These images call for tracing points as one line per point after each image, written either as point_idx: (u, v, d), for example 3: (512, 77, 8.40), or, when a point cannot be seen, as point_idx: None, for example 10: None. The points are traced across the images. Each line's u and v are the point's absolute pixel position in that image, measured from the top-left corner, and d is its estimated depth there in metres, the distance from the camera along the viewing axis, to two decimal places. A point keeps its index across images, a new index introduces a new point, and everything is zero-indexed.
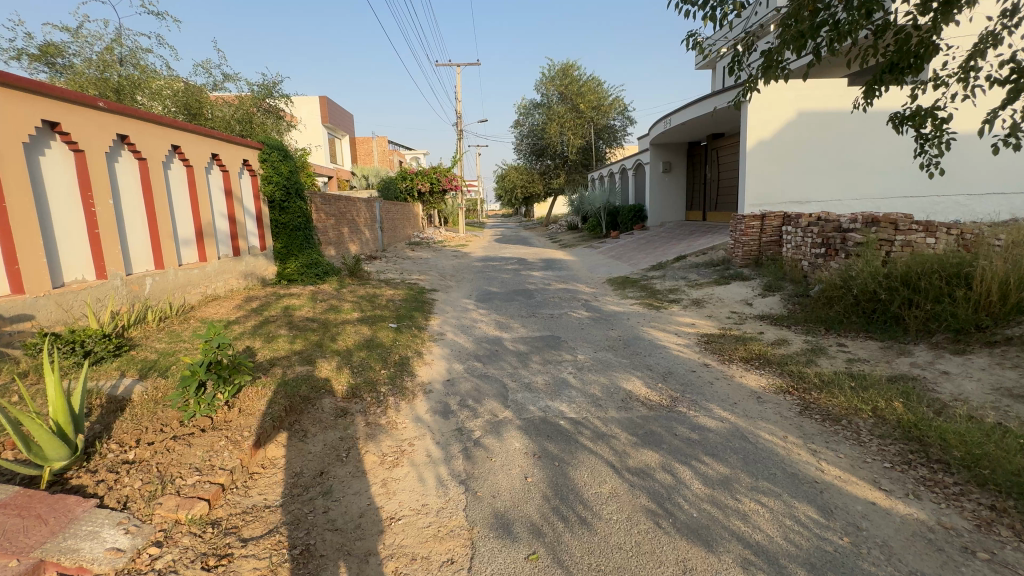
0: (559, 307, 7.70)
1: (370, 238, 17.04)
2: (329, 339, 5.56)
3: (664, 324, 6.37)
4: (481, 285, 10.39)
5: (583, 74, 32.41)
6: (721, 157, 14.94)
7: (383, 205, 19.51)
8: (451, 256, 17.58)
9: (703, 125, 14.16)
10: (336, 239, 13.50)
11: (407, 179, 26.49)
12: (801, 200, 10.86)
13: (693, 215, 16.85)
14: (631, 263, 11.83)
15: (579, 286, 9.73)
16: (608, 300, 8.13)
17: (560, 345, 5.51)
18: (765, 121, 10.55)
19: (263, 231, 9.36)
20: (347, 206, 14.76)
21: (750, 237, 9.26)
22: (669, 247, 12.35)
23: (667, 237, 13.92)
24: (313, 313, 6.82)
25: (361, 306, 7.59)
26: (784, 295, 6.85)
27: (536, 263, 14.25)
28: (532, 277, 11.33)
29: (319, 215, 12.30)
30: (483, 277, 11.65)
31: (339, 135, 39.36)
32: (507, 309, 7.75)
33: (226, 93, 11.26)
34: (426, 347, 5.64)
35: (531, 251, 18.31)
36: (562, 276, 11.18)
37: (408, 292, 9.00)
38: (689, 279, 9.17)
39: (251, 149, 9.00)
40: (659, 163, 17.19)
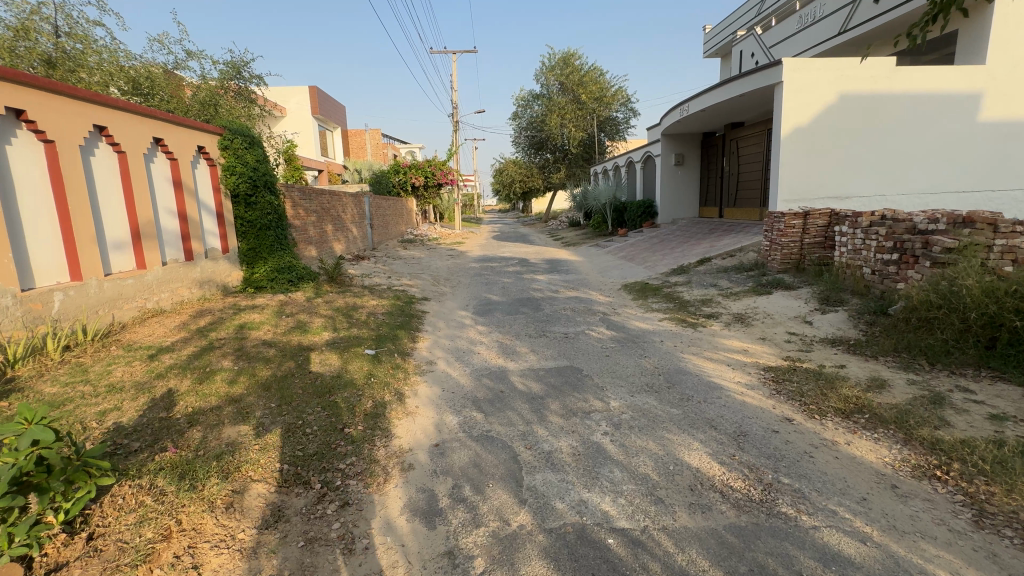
0: (573, 323, 6.44)
1: (358, 237, 15.72)
2: (283, 376, 4.27)
3: (709, 350, 5.10)
4: (479, 292, 9.14)
5: (585, 63, 31.02)
6: (741, 149, 13.65)
7: (373, 200, 18.18)
8: (446, 255, 16.29)
9: (722, 114, 12.86)
10: (318, 238, 12.20)
11: (400, 172, 25.14)
12: (842, 196, 9.62)
13: (708, 211, 15.59)
14: (647, 265, 10.58)
15: (592, 294, 8.48)
16: (630, 314, 6.88)
17: (584, 384, 4.24)
18: (803, 107, 9.27)
19: (225, 230, 8.02)
20: (331, 201, 13.41)
21: (790, 238, 8.03)
22: (688, 247, 11.10)
23: (684, 236, 12.66)
24: (274, 335, 5.53)
25: (336, 323, 6.30)
26: (851, 311, 5.61)
27: (539, 264, 12.97)
28: (537, 282, 10.07)
29: (297, 211, 10.97)
30: (481, 282, 10.39)
31: (331, 127, 37.91)
32: (511, 325, 6.48)
33: (188, 73, 9.89)
34: (410, 385, 4.36)
35: (532, 249, 17.03)
36: (570, 281, 9.92)
37: (395, 302, 7.71)
38: (720, 287, 7.93)
39: (207, 134, 7.64)
40: (670, 156, 15.92)
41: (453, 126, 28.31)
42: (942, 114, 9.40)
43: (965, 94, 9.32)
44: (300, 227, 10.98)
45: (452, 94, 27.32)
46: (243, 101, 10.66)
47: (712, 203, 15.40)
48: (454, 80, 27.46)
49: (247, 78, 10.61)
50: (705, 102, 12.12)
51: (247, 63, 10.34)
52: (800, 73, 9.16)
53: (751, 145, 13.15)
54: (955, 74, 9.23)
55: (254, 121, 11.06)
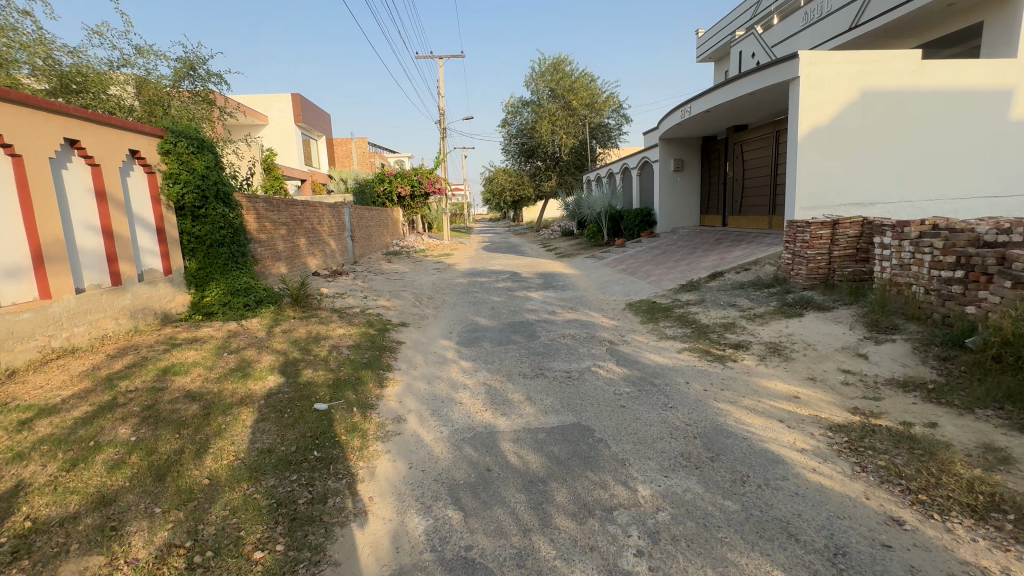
0: (575, 356, 5.39)
1: (336, 250, 14.59)
2: (191, 453, 3.14)
3: (749, 396, 4.06)
4: (465, 314, 8.09)
5: (575, 69, 30.36)
6: (745, 153, 12.81)
7: (354, 210, 17.08)
8: (432, 269, 15.21)
9: (725, 116, 12.00)
10: (288, 254, 11.08)
11: (385, 181, 24.03)
12: (865, 203, 8.72)
13: (710, 219, 14.70)
14: (651, 281, 9.59)
15: (594, 316, 7.46)
16: (641, 343, 5.84)
17: (598, 456, 3.17)
18: (821, 105, 8.39)
19: (168, 248, 6.88)
20: (304, 212, 12.30)
21: (817, 250, 7.08)
22: (695, 260, 10.15)
23: (687, 246, 11.73)
24: (204, 383, 4.40)
25: (289, 360, 5.18)
26: (912, 342, 4.63)
27: (533, 278, 11.92)
28: (530, 300, 9.04)
29: (262, 224, 9.85)
30: (468, 301, 9.34)
31: (314, 136, 36.77)
32: (501, 360, 5.40)
33: (135, 71, 8.77)
34: (366, 460, 3.27)
35: (524, 262, 16.01)
36: (567, 299, 8.89)
37: (365, 330, 6.61)
38: (740, 307, 6.93)
39: (142, 136, 6.52)
40: (669, 161, 15.07)
41: (440, 133, 27.36)
42: (972, 112, 8.56)
43: (997, 90, 8.48)
44: (265, 242, 9.85)
45: (439, 100, 26.43)
46: (199, 103, 9.57)
47: (714, 211, 14.51)
48: (441, 86, 26.58)
49: (204, 78, 9.51)
50: (708, 103, 11.26)
51: (204, 59, 9.24)
52: (817, 68, 8.30)
53: (756, 149, 12.29)
54: (987, 68, 8.39)
55: (213, 126, 9.93)
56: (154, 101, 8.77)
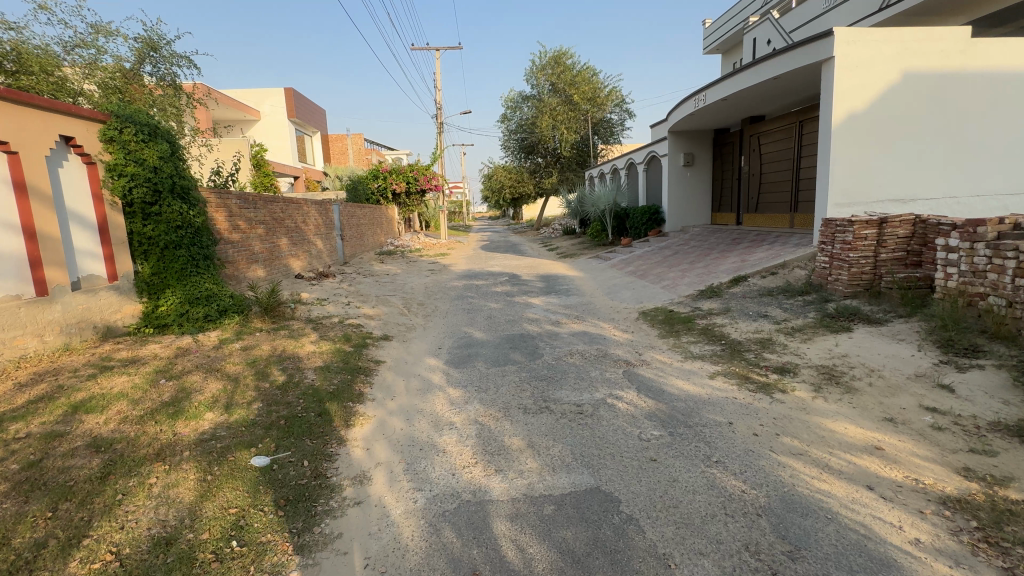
0: (586, 383, 4.46)
1: (323, 250, 13.67)
2: (54, 549, 2.22)
3: (816, 447, 3.14)
4: (457, 325, 7.17)
5: (576, 63, 29.44)
6: (762, 147, 11.88)
7: (344, 208, 16.15)
8: (426, 271, 14.28)
9: (742, 105, 11.06)
10: (267, 255, 10.17)
11: (379, 178, 23.11)
12: (906, 199, 7.79)
13: (722, 217, 13.80)
14: (664, 286, 8.68)
15: (604, 327, 6.55)
16: (663, 365, 4.91)
17: (630, 552, 2.24)
18: (859, 88, 7.46)
19: (112, 250, 5.93)
20: (286, 209, 11.38)
21: (860, 252, 6.17)
22: (711, 262, 9.24)
23: (701, 247, 10.82)
24: (119, 425, 3.48)
25: (239, 389, 4.25)
26: (1010, 371, 3.71)
27: (533, 281, 11.00)
28: (531, 307, 8.13)
29: (234, 222, 8.93)
30: (462, 307, 8.44)
31: (308, 132, 35.82)
32: (497, 387, 4.48)
33: (86, 51, 7.78)
34: (305, 553, 2.34)
35: (524, 262, 15.10)
36: (572, 306, 7.97)
37: (339, 347, 5.68)
38: (773, 318, 6.02)
39: (78, 120, 5.58)
40: (678, 156, 14.15)
41: (438, 128, 26.40)
42: (1023, 98, 7.70)
43: None
44: (237, 242, 8.93)
45: (436, 93, 25.49)
46: (163, 88, 8.63)
47: (727, 209, 13.59)
48: (439, 79, 25.65)
49: (167, 61, 8.55)
50: (724, 91, 10.32)
51: (166, 39, 8.30)
52: (854, 46, 7.38)
53: (775, 142, 11.37)
54: None
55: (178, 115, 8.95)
56: (108, 85, 7.78)
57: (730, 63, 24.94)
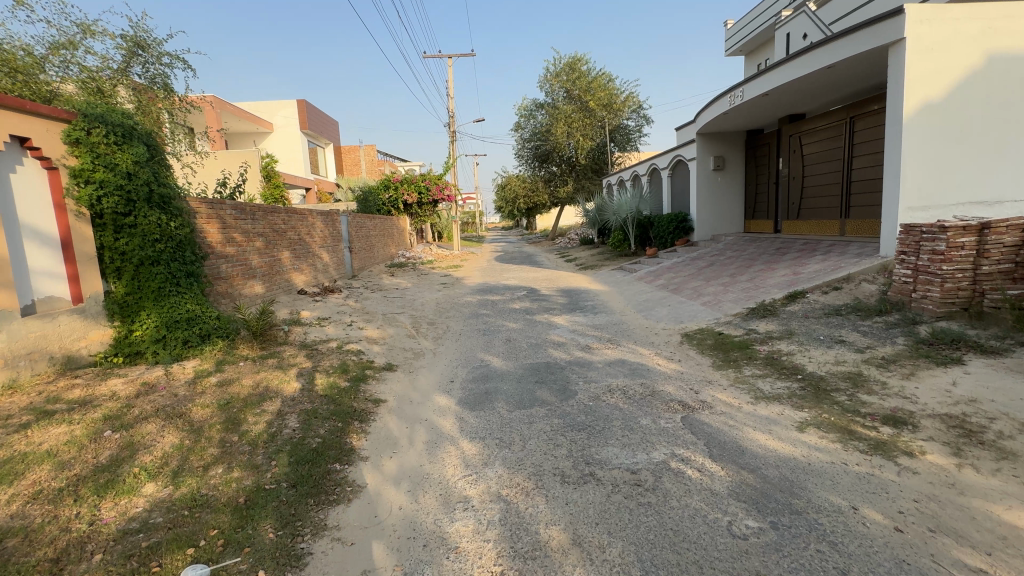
0: (637, 437, 3.48)
1: (329, 264, 12.92)
2: None
3: (1003, 560, 2.12)
4: (471, 350, 6.24)
5: (592, 69, 28.75)
6: (803, 147, 10.86)
7: (353, 219, 15.43)
8: (438, 285, 13.46)
9: (783, 101, 10.07)
10: (266, 270, 9.42)
11: (391, 188, 22.51)
12: (992, 201, 6.70)
13: (756, 225, 12.74)
14: (705, 302, 7.67)
15: (645, 355, 5.57)
16: (730, 410, 3.90)
17: None
18: (935, 73, 6.45)
19: (77, 268, 5.17)
20: (288, 220, 10.65)
21: (957, 264, 5.12)
22: (757, 276, 8.19)
23: (739, 258, 9.77)
24: (24, 505, 2.61)
25: (199, 445, 3.38)
26: None
27: (554, 296, 10.07)
28: (554, 328, 7.18)
29: (228, 235, 8.18)
30: (476, 328, 7.52)
31: (321, 144, 35.67)
32: (524, 441, 3.52)
33: (72, 52, 7.09)
34: None
35: (541, 275, 14.18)
36: (602, 327, 7.00)
37: (333, 381, 4.79)
38: (853, 345, 4.98)
39: (37, 119, 4.85)
40: (707, 159, 13.17)
41: (450, 137, 25.78)
42: None
43: None
44: (231, 257, 8.18)
45: (448, 101, 24.90)
46: (154, 91, 7.97)
47: (762, 215, 12.53)
48: (451, 87, 25.10)
49: (158, 62, 7.91)
50: (765, 85, 9.35)
51: (158, 39, 7.71)
52: (929, 25, 6.39)
53: (820, 141, 10.34)
54: None
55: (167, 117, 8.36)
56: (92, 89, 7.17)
57: (754, 64, 23.92)
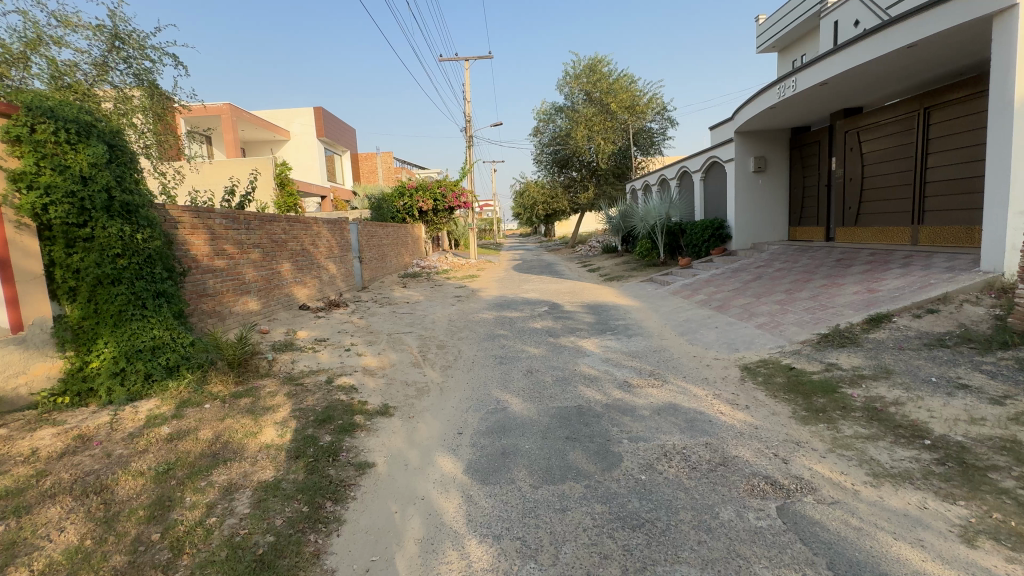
0: (721, 548, 2.39)
1: (337, 275, 12.11)
2: None
3: None
4: (485, 385, 5.22)
5: (613, 70, 27.72)
6: (862, 144, 9.62)
7: (363, 227, 14.65)
8: (453, 298, 12.53)
9: (842, 92, 8.84)
10: (263, 284, 8.60)
11: (405, 195, 21.78)
12: None
13: (804, 232, 11.47)
14: (760, 325, 6.52)
15: (701, 398, 4.47)
16: (845, 497, 2.78)
17: None
18: None
19: (18, 288, 4.35)
20: (290, 229, 9.87)
21: None
22: (820, 293, 7.00)
23: (792, 271, 8.57)
24: None
25: (103, 549, 2.42)
26: None
27: (579, 313, 9.01)
28: (583, 355, 6.12)
29: (218, 246, 7.36)
30: (492, 353, 6.51)
31: (338, 152, 35.39)
32: (556, 547, 2.48)
33: (41, 43, 6.32)
34: None
35: (563, 287, 13.13)
36: (640, 357, 5.92)
37: (311, 433, 3.81)
38: (983, 393, 3.80)
39: None
40: (746, 160, 11.98)
41: (466, 142, 25.00)
42: None
43: None
44: (220, 271, 7.35)
45: (465, 105, 24.15)
46: (139, 90, 7.29)
47: (810, 221, 11.27)
48: (467, 91, 24.36)
49: (142, 58, 7.22)
50: (822, 73, 8.17)
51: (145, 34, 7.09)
52: None
53: (882, 137, 9.10)
54: None
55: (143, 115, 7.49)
56: (54, 75, 6.27)
57: (788, 60, 22.56)
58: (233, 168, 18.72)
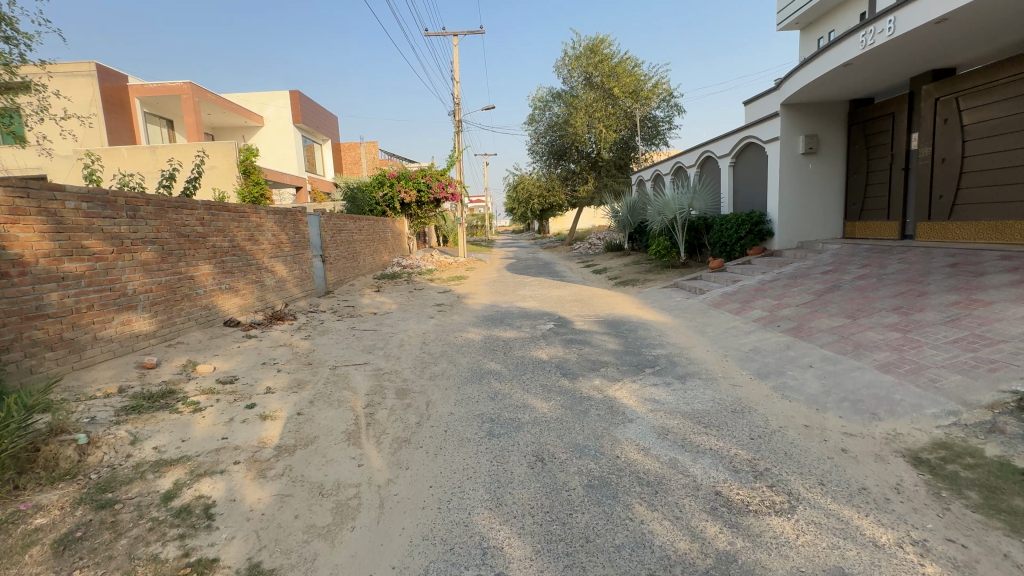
0: None
1: (287, 279, 9.71)
2: None
3: None
4: (462, 497, 2.89)
5: (615, 52, 25.44)
6: (962, 113, 7.40)
7: (328, 219, 12.25)
8: (434, 307, 10.20)
9: (952, 37, 6.56)
10: (163, 295, 6.21)
11: (385, 185, 19.36)
12: None
13: (868, 229, 9.28)
14: (888, 369, 4.28)
15: (896, 557, 2.20)
16: None
17: None
18: None
19: None
20: (213, 220, 7.47)
21: None
22: (961, 317, 4.76)
23: (886, 280, 6.34)
24: None
25: None
26: None
27: (597, 334, 6.72)
28: (623, 421, 3.83)
29: (70, 240, 4.96)
30: (476, 412, 4.17)
31: (318, 141, 32.83)
32: None
33: None
34: None
35: (569, 293, 10.82)
36: (716, 427, 3.65)
37: None
38: None
39: None
40: (795, 140, 9.78)
41: (455, 127, 22.59)
42: None
43: None
44: (74, 278, 4.95)
45: (454, 87, 21.79)
46: None
47: (877, 215, 9.09)
48: (456, 70, 21.93)
49: None
50: (938, 6, 5.86)
51: None
52: None
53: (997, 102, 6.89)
54: None
55: None
56: None
57: (812, 38, 20.30)
58: (181, 150, 16.15)
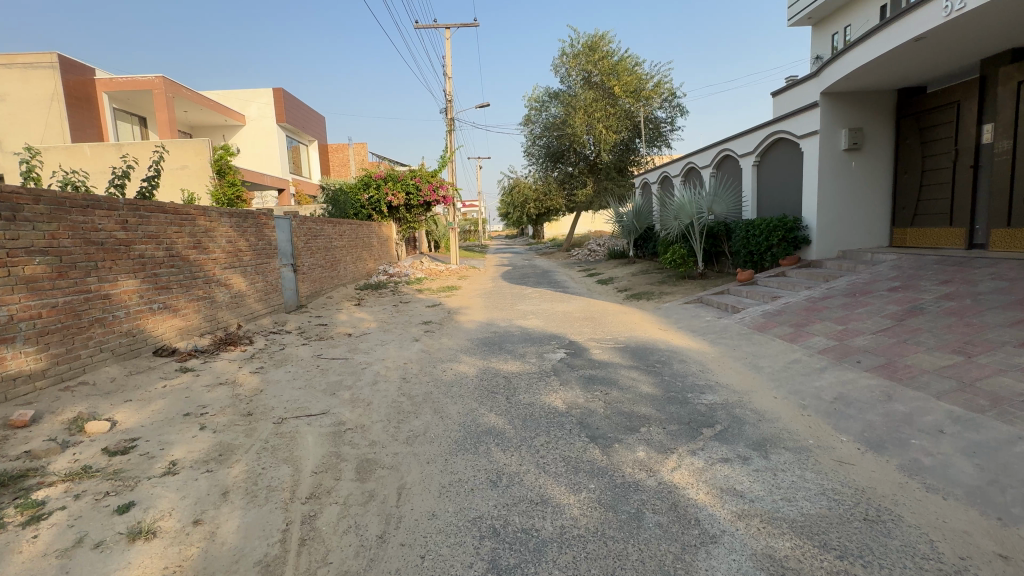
0: None
1: (247, 293, 8.22)
2: None
3: None
4: None
5: (615, 50, 24.29)
6: None
7: (301, 224, 10.76)
8: (419, 325, 8.74)
9: None
10: (60, 321, 4.73)
11: (371, 186, 17.88)
12: None
13: (925, 236, 8.01)
14: None
15: None
16: None
17: None
18: None
19: None
20: (142, 224, 6.01)
21: None
22: None
23: (988, 302, 5.02)
24: None
25: None
26: None
27: (623, 369, 5.32)
28: (702, 541, 2.43)
29: None
30: (470, 516, 2.75)
31: (303, 141, 31.29)
32: None
33: None
34: None
35: (576, 309, 9.42)
36: (860, 559, 2.26)
37: None
38: None
39: None
40: (838, 135, 8.51)
41: (447, 126, 21.21)
42: None
43: None
44: None
45: (446, 83, 20.47)
46: None
47: (937, 220, 7.82)
48: (449, 65, 20.60)
49: None
50: None
51: None
52: None
53: None
54: None
55: None
56: None
57: (825, 34, 19.13)
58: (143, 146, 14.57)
